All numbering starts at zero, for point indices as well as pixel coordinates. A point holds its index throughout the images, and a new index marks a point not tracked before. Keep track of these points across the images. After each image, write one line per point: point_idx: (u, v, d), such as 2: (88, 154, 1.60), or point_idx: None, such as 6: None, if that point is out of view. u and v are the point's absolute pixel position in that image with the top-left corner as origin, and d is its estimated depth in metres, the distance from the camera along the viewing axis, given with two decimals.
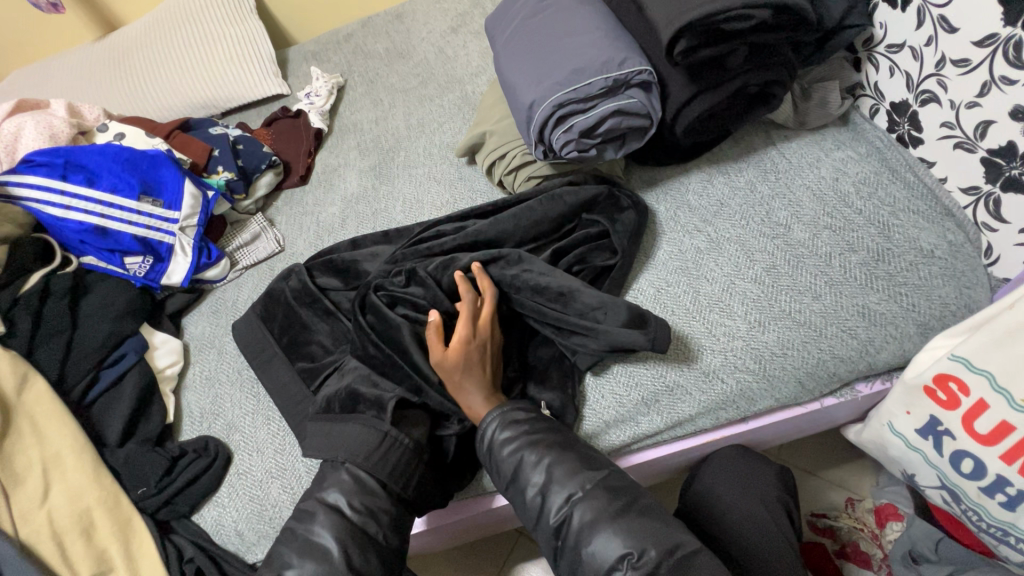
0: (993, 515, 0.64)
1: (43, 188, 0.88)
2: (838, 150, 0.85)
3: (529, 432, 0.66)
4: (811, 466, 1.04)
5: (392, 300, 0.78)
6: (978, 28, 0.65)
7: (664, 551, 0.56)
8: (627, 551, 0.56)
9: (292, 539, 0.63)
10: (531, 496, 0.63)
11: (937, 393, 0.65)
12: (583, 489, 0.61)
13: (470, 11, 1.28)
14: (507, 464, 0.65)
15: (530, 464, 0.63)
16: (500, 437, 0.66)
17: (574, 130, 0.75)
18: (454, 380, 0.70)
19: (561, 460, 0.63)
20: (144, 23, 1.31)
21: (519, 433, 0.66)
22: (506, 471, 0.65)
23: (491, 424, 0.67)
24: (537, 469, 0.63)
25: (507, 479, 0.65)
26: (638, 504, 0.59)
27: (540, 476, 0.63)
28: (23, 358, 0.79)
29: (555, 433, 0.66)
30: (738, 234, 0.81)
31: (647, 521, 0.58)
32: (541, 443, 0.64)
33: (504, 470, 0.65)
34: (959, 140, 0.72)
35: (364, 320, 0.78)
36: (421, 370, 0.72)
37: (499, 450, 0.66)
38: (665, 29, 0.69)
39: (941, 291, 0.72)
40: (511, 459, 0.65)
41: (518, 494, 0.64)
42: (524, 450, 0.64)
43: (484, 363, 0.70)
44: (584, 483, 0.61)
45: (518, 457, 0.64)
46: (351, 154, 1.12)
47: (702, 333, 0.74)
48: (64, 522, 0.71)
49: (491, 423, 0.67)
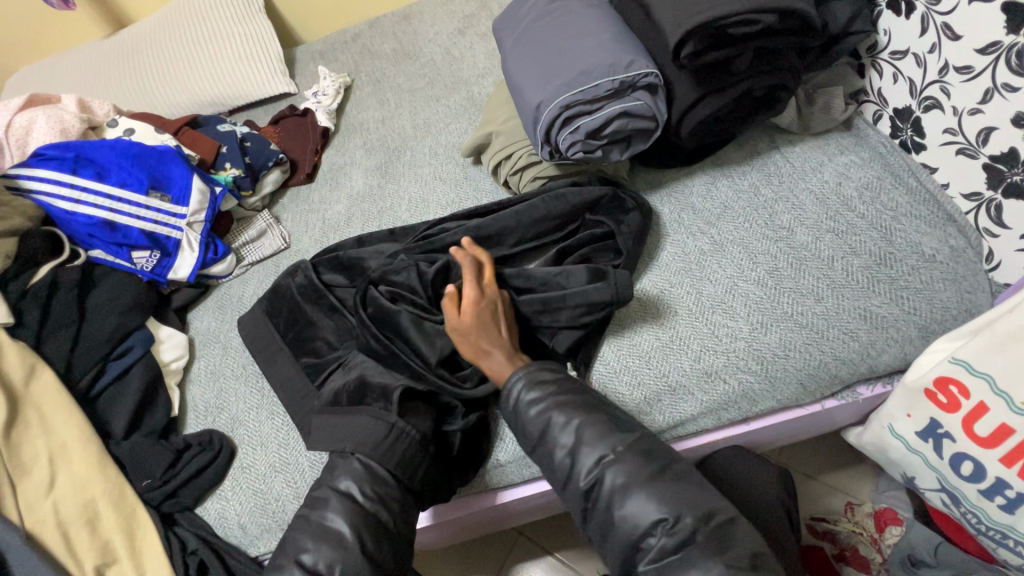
0: (992, 518, 0.65)
1: (53, 181, 0.90)
2: (841, 155, 0.86)
3: (556, 392, 0.66)
4: (810, 470, 1.05)
5: (393, 296, 0.79)
6: (981, 36, 0.66)
7: (698, 518, 0.57)
8: (662, 516, 0.57)
9: (306, 525, 0.64)
10: (561, 457, 0.63)
11: (937, 396, 0.65)
12: (613, 452, 0.61)
13: (477, 13, 1.30)
14: (535, 426, 0.65)
15: (559, 426, 0.64)
16: (526, 398, 0.66)
17: (580, 132, 0.76)
18: (475, 347, 0.71)
19: (591, 421, 0.63)
20: (153, 20, 1.32)
21: (548, 393, 0.66)
22: (533, 432, 0.65)
23: (516, 384, 0.67)
24: (565, 429, 0.63)
25: (534, 441, 0.66)
26: (671, 470, 0.60)
27: (569, 437, 0.63)
28: (31, 350, 0.80)
29: (581, 396, 0.66)
30: (741, 236, 0.82)
31: (681, 488, 0.59)
32: (570, 404, 0.65)
33: (530, 429, 0.66)
34: (961, 146, 0.73)
35: (365, 314, 0.79)
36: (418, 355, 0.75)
37: (526, 410, 0.66)
38: (672, 33, 0.70)
39: (942, 295, 0.72)
40: (539, 420, 0.65)
41: (546, 456, 0.65)
42: (552, 410, 0.65)
43: (496, 321, 0.73)
44: (615, 445, 0.61)
45: (545, 417, 0.65)
46: (357, 153, 1.13)
47: (704, 334, 0.75)
48: (70, 512, 0.71)
49: (517, 382, 0.67)
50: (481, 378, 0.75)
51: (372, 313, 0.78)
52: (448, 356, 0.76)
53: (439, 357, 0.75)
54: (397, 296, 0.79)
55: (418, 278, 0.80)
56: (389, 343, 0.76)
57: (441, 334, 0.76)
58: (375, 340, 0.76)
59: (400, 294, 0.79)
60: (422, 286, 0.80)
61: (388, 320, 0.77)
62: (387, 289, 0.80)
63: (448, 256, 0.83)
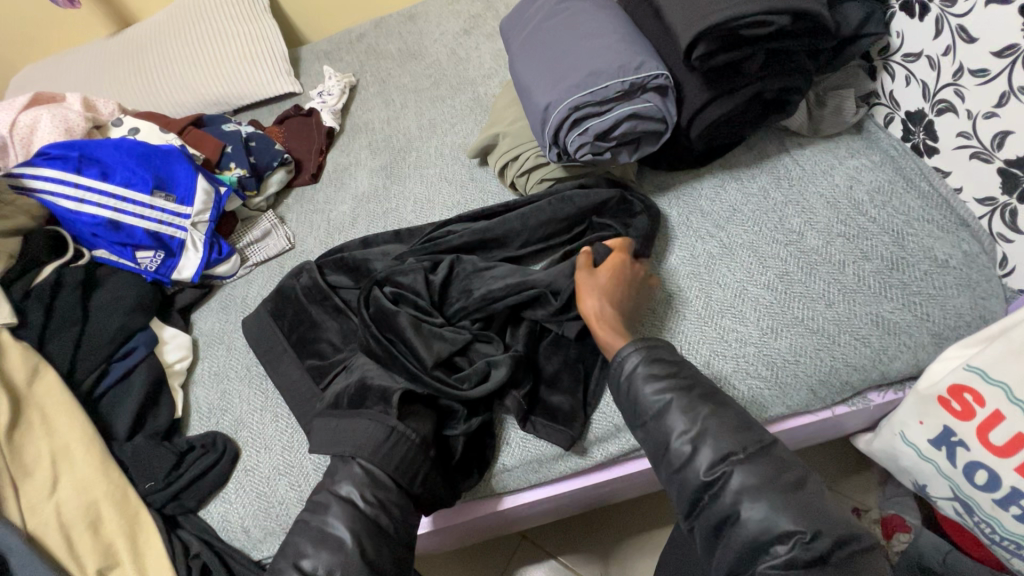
0: (1006, 529, 0.63)
1: (58, 180, 0.89)
2: (852, 158, 0.85)
3: (677, 378, 0.64)
4: (816, 475, 1.04)
5: (397, 297, 0.79)
6: (997, 38, 0.65)
7: (835, 539, 0.53)
8: (796, 529, 0.53)
9: (306, 529, 0.63)
10: (678, 444, 0.61)
11: (952, 403, 0.65)
12: (743, 452, 0.58)
13: (483, 14, 1.29)
14: (651, 405, 0.63)
15: (679, 410, 0.61)
16: (643, 373, 0.64)
17: (589, 133, 0.75)
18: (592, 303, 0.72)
19: (716, 414, 0.61)
20: (158, 19, 1.32)
21: (671, 377, 0.63)
22: (649, 410, 0.63)
23: (633, 357, 0.65)
24: (686, 415, 0.61)
25: (648, 420, 0.63)
26: (806, 486, 0.57)
27: (690, 426, 0.61)
28: (35, 350, 0.79)
29: (705, 387, 0.63)
30: (750, 240, 0.81)
31: (814, 502, 0.55)
32: (694, 391, 0.62)
33: (647, 407, 0.63)
34: (976, 150, 0.72)
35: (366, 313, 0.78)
36: (416, 356, 0.74)
37: (643, 386, 0.64)
38: (684, 33, 0.69)
39: (955, 301, 0.72)
40: (656, 401, 0.63)
41: (658, 440, 0.62)
42: (673, 393, 0.62)
43: (622, 296, 0.74)
44: (744, 445, 0.59)
45: (664, 399, 0.62)
46: (362, 153, 1.13)
47: (714, 338, 0.74)
48: (73, 514, 0.71)
49: (632, 354, 0.66)
50: (479, 380, 0.73)
51: (373, 312, 0.78)
52: (444, 358, 0.75)
53: (435, 359, 0.73)
54: (399, 297, 0.79)
55: (421, 279, 0.80)
56: (388, 343, 0.75)
57: (437, 337, 0.75)
58: (374, 339, 0.76)
59: (403, 295, 0.79)
60: (428, 288, 0.80)
61: (385, 319, 0.77)
62: (391, 290, 0.80)
63: (451, 254, 0.84)
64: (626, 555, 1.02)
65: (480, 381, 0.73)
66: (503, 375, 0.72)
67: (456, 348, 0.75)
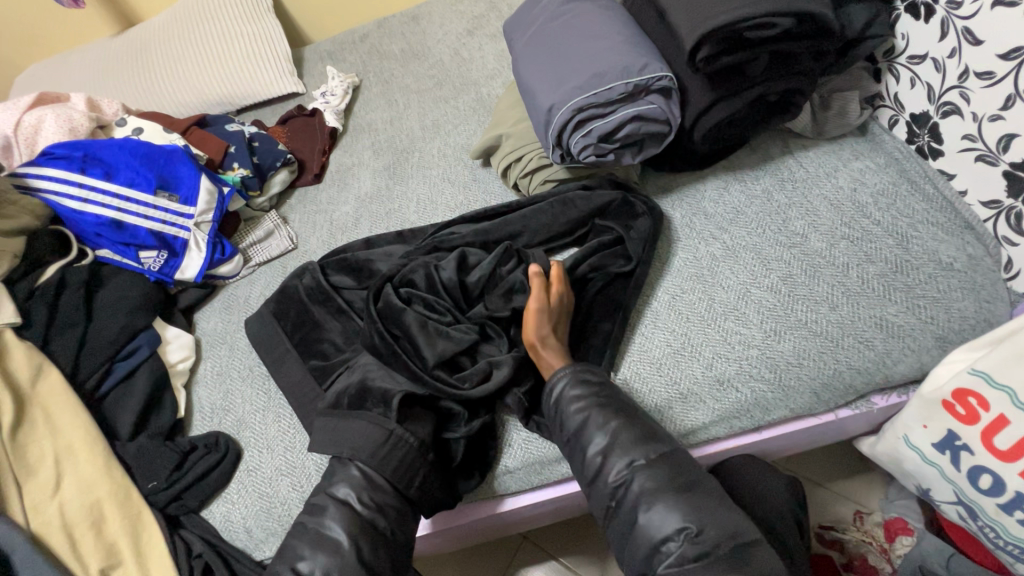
0: (1010, 533, 0.63)
1: (61, 180, 0.89)
2: (857, 160, 0.85)
3: (596, 394, 0.67)
4: (819, 477, 1.04)
5: (408, 298, 0.79)
6: (1003, 41, 0.65)
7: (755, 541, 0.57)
8: (684, 525, 0.57)
9: (303, 532, 0.64)
10: (592, 455, 0.64)
11: (956, 407, 0.64)
12: (646, 458, 0.62)
13: (486, 14, 1.29)
14: (572, 421, 0.66)
15: (595, 425, 0.65)
16: (569, 393, 0.67)
17: (593, 135, 0.76)
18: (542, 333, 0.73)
19: (628, 427, 0.64)
20: (162, 19, 1.32)
21: (590, 394, 0.67)
22: (570, 427, 0.66)
23: (561, 379, 0.69)
24: (601, 428, 0.64)
25: (569, 436, 0.66)
26: (702, 484, 0.60)
27: (603, 438, 0.64)
28: (38, 349, 0.80)
29: (620, 401, 0.66)
30: (754, 242, 0.81)
31: (710, 503, 0.58)
32: (609, 407, 0.65)
33: (567, 423, 0.67)
34: (981, 153, 0.71)
35: (375, 310, 0.78)
36: (420, 355, 0.73)
37: (567, 406, 0.67)
38: (688, 36, 0.69)
39: (960, 304, 0.71)
40: (577, 417, 0.66)
41: (578, 452, 0.65)
42: (591, 409, 0.65)
43: (560, 322, 0.76)
44: (648, 453, 0.62)
45: (583, 416, 0.66)
46: (365, 154, 1.13)
47: (717, 340, 0.74)
48: (76, 514, 0.71)
49: (561, 377, 0.69)
50: (480, 380, 0.72)
51: (380, 309, 0.78)
52: (449, 357, 0.74)
53: (439, 359, 0.73)
54: (411, 296, 0.79)
55: (432, 278, 0.80)
56: (393, 342, 0.75)
57: (443, 336, 0.75)
58: (380, 338, 0.75)
59: (415, 294, 0.79)
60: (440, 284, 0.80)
61: (394, 318, 0.77)
62: (403, 289, 0.80)
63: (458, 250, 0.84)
64: None
65: (480, 381, 0.72)
66: (505, 376, 0.72)
67: (461, 348, 0.74)
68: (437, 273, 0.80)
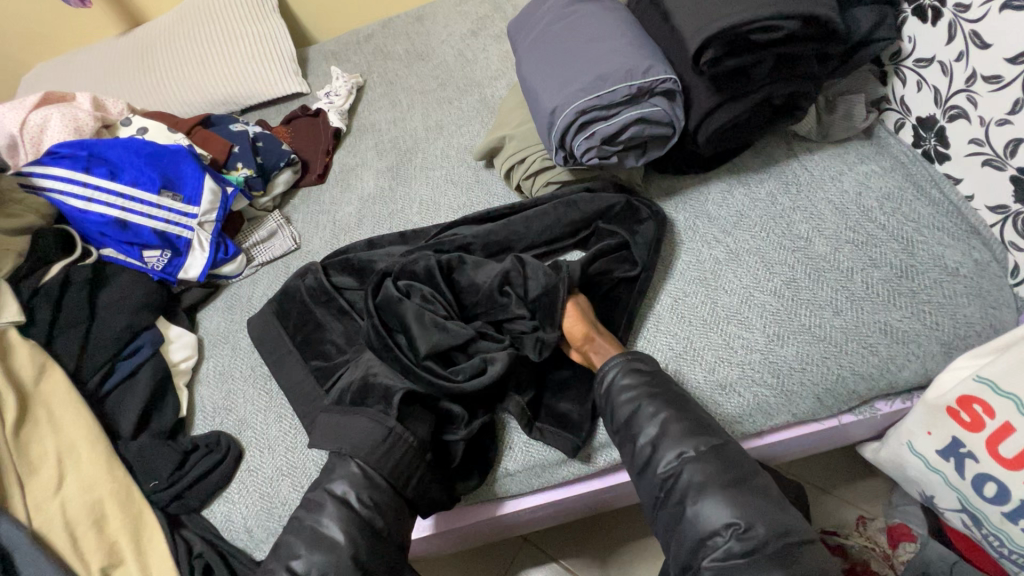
0: (1016, 543, 0.62)
1: (66, 179, 0.90)
2: (862, 164, 0.84)
3: (649, 385, 0.67)
4: (824, 484, 1.03)
5: (407, 290, 0.80)
6: (1011, 45, 0.64)
7: (768, 534, 0.56)
8: (734, 521, 0.57)
9: (300, 528, 0.64)
10: (642, 445, 0.64)
11: (961, 414, 0.64)
12: (696, 450, 0.61)
13: (490, 15, 1.29)
14: (622, 411, 0.66)
15: (645, 416, 0.65)
16: (619, 383, 0.67)
17: (596, 137, 0.75)
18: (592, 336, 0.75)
19: (678, 418, 0.64)
20: (167, 19, 1.32)
21: (641, 384, 0.67)
22: (620, 418, 0.66)
23: (612, 370, 0.69)
24: (652, 419, 0.64)
25: (618, 426, 0.67)
26: (740, 476, 0.59)
27: (653, 428, 0.64)
28: (42, 348, 0.80)
29: (671, 391, 0.66)
30: (757, 245, 0.80)
31: (740, 504, 0.58)
32: (659, 397, 0.65)
33: (617, 414, 0.67)
34: (988, 157, 0.71)
35: (373, 302, 0.79)
36: (412, 344, 0.74)
37: (617, 395, 0.67)
38: (694, 38, 0.69)
39: (966, 310, 0.71)
40: (628, 407, 0.66)
41: (628, 443, 0.66)
42: (642, 399, 0.66)
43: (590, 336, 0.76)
44: (699, 444, 0.62)
45: (634, 405, 0.66)
46: (369, 154, 1.13)
47: (720, 345, 0.73)
48: (78, 513, 0.71)
49: (614, 368, 0.68)
50: (475, 374, 0.72)
51: (380, 302, 0.78)
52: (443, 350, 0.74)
53: (429, 349, 0.73)
54: (410, 289, 0.79)
55: (436, 273, 0.79)
56: (387, 335, 0.75)
57: (439, 328, 0.74)
58: (374, 332, 0.76)
59: (414, 286, 0.79)
60: (442, 282, 0.79)
61: (392, 309, 0.77)
62: (403, 282, 0.80)
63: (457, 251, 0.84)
64: (627, 559, 1.02)
65: (474, 375, 0.72)
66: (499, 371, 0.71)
67: (456, 342, 0.73)
68: (440, 269, 0.80)
